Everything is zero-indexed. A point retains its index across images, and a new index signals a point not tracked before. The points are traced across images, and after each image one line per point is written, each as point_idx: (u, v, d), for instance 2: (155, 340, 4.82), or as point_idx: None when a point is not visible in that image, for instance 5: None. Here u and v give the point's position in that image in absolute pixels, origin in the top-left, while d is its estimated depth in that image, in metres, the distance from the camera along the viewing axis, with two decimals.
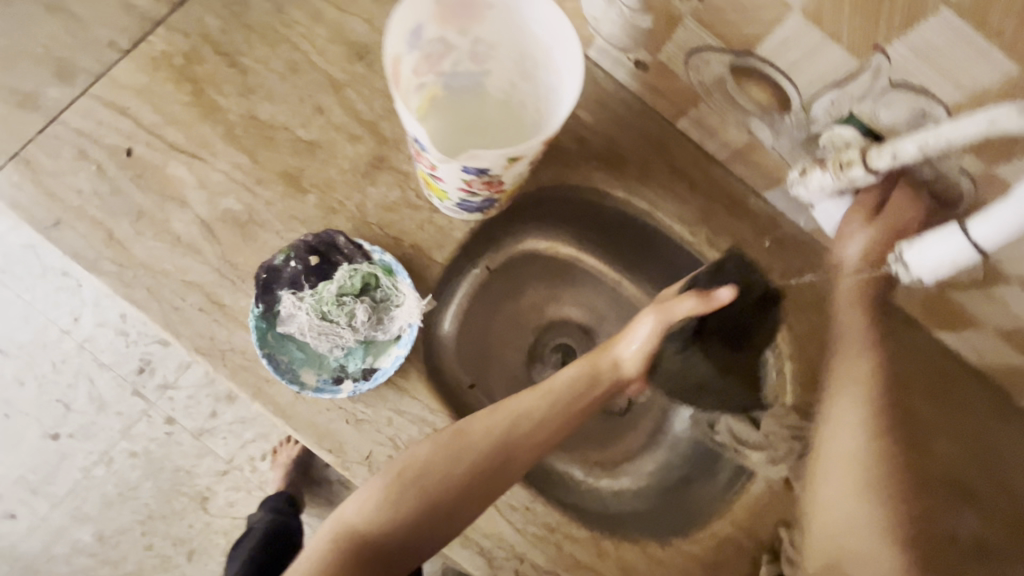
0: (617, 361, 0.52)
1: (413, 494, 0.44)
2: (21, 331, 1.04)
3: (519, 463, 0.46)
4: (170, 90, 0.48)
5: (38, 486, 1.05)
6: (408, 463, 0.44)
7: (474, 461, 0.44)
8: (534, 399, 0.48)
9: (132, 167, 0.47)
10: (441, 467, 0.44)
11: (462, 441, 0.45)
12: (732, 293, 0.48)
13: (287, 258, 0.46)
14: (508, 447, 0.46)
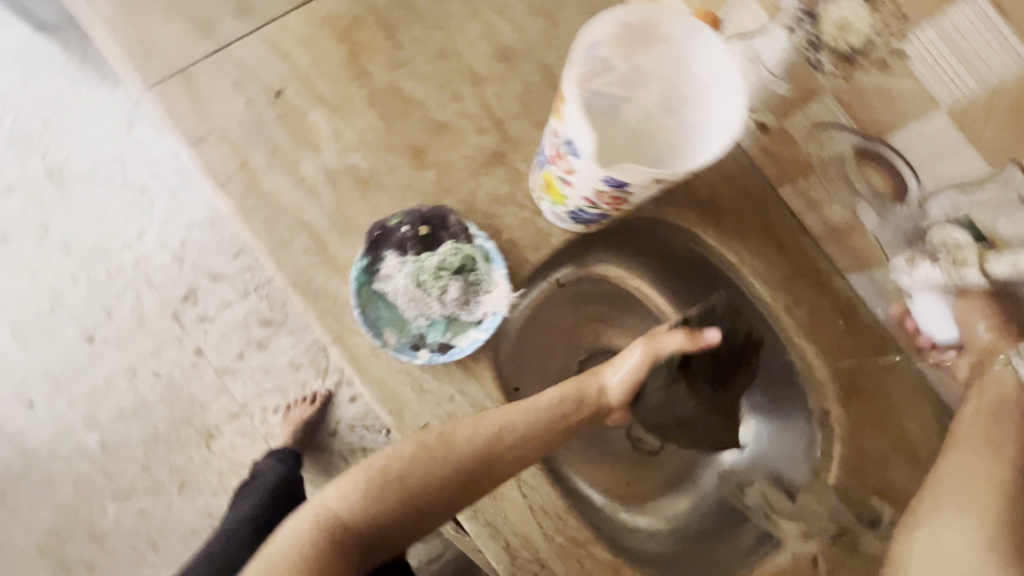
0: (603, 387, 0.52)
1: (391, 490, 0.45)
2: (89, 234, 1.13)
3: (497, 473, 0.46)
4: (328, 46, 0.52)
5: (62, 382, 1.08)
6: (389, 463, 0.45)
7: (454, 467, 0.45)
8: (519, 414, 0.47)
9: (278, 106, 0.50)
10: (420, 469, 0.45)
11: (443, 447, 0.45)
12: (719, 335, 0.52)
13: (400, 223, 0.49)
14: (490, 456, 0.46)
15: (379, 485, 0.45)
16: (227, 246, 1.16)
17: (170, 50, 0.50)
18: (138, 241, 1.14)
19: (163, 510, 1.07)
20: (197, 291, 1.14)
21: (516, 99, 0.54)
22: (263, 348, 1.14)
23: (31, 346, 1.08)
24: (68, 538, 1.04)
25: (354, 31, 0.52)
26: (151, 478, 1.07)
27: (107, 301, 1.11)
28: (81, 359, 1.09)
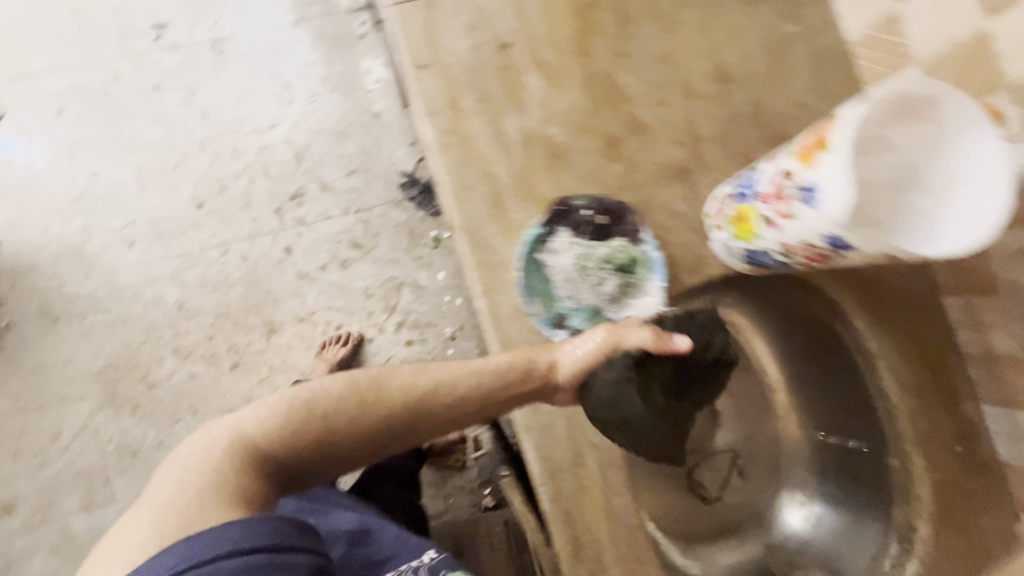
0: (553, 364, 0.47)
1: (312, 423, 0.50)
2: (229, 110, 1.18)
3: (431, 413, 0.53)
4: (563, 16, 0.52)
5: (162, 235, 1.14)
6: (323, 393, 0.51)
7: (385, 407, 0.52)
8: (461, 377, 0.54)
9: (500, 58, 0.51)
10: (354, 404, 0.51)
11: (380, 387, 0.53)
12: (688, 344, 0.49)
13: (585, 206, 0.51)
14: (422, 406, 0.53)
15: (311, 412, 0.50)
16: (344, 162, 1.20)
17: None
18: (269, 130, 1.19)
19: (212, 380, 1.12)
20: (304, 194, 1.18)
21: (719, 124, 0.54)
22: (344, 267, 1.18)
23: (146, 193, 1.14)
24: (123, 375, 1.11)
25: (591, 9, 0.53)
26: (211, 348, 1.13)
27: (224, 175, 1.16)
28: (185, 219, 1.15)
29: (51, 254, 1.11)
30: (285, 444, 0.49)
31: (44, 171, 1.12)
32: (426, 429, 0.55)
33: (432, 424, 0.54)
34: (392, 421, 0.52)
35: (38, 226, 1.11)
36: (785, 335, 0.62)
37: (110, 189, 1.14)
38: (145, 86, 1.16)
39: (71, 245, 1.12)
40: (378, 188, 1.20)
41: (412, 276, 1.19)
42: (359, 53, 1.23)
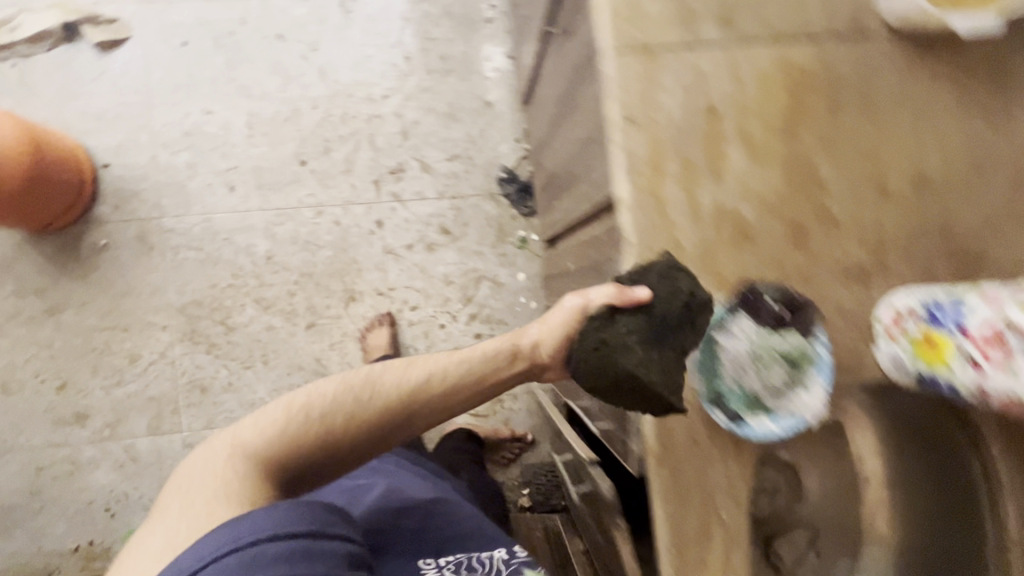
0: (536, 343, 0.56)
1: (312, 425, 0.52)
2: (346, 72, 1.17)
3: (425, 401, 0.54)
4: (779, 94, 0.52)
5: (262, 185, 1.15)
6: (318, 396, 0.53)
7: (380, 401, 0.54)
8: (449, 361, 0.56)
9: (710, 127, 0.51)
10: (347, 403, 0.53)
11: (370, 387, 0.54)
12: (650, 292, 0.48)
13: (773, 298, 0.49)
14: (413, 401, 0.54)
15: (302, 417, 0.52)
16: (448, 146, 1.20)
17: (649, 23, 0.50)
18: (381, 100, 1.18)
19: (287, 336, 1.15)
20: (405, 171, 1.19)
21: (906, 231, 0.53)
22: (431, 250, 1.19)
23: (253, 140, 1.15)
24: (204, 314, 1.14)
25: (806, 91, 0.52)
26: (290, 304, 1.16)
27: (331, 137, 1.17)
28: (286, 174, 1.16)
29: (155, 183, 1.13)
30: (287, 450, 0.51)
31: (160, 100, 1.13)
32: (410, 426, 0.55)
33: (420, 417, 0.55)
34: (384, 416, 0.54)
35: (147, 153, 1.13)
36: (904, 461, 0.51)
37: (221, 130, 1.14)
38: (269, 32, 1.16)
39: (176, 179, 1.13)
40: (476, 178, 1.20)
41: (493, 272, 1.20)
42: (483, 38, 1.20)
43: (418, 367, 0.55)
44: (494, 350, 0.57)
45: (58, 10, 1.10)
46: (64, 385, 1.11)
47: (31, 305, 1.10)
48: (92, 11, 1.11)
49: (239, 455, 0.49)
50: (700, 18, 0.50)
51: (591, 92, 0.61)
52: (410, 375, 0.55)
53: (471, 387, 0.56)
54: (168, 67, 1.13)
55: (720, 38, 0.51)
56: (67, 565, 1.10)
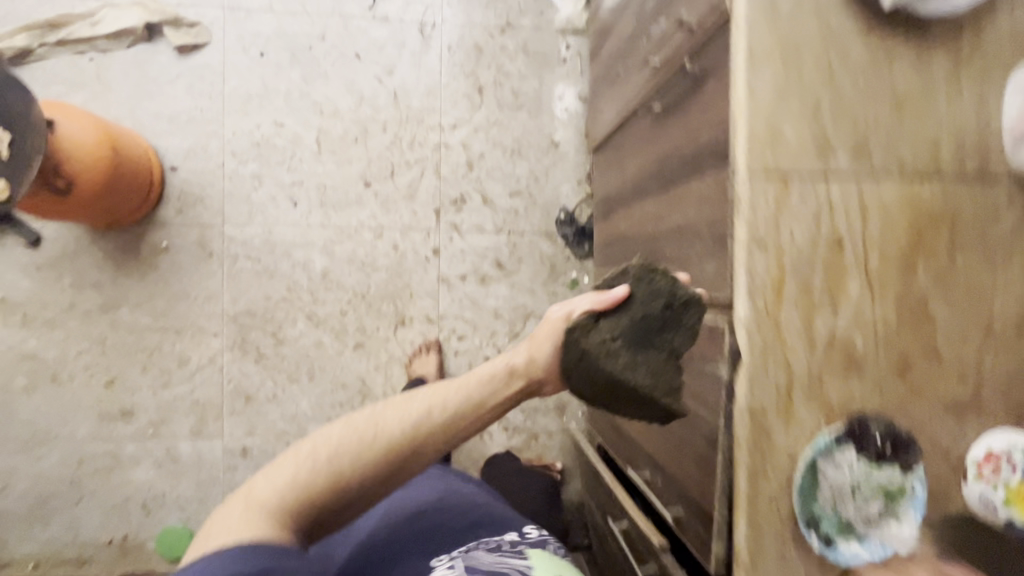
0: (530, 358, 0.61)
1: (321, 473, 0.53)
2: (418, 98, 1.18)
3: (431, 435, 0.57)
4: (901, 229, 0.53)
5: (324, 202, 1.16)
6: (325, 442, 0.55)
7: (386, 441, 0.56)
8: (448, 394, 0.59)
9: (832, 256, 0.52)
10: (353, 446, 0.55)
11: (374, 428, 0.56)
12: (624, 291, 0.61)
13: (878, 434, 0.52)
14: (418, 435, 0.56)
15: (309, 464, 0.54)
16: (511, 182, 1.21)
17: (788, 151, 0.51)
18: (450, 129, 1.19)
19: (334, 353, 1.17)
20: (466, 202, 1.19)
21: (1007, 373, 0.54)
22: (483, 283, 1.20)
23: (320, 157, 1.16)
24: (256, 325, 1.15)
25: (927, 229, 0.53)
26: (341, 322, 1.17)
27: (397, 161, 1.17)
28: (350, 194, 1.16)
29: (220, 190, 1.14)
30: (297, 501, 0.52)
31: (233, 108, 1.13)
32: (418, 458, 0.57)
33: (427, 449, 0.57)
34: (393, 454, 0.55)
35: (215, 160, 1.13)
36: None
37: (289, 144, 1.15)
38: (347, 51, 1.16)
39: (241, 188, 1.14)
40: (535, 216, 1.21)
41: (542, 310, 1.22)
42: (557, 77, 1.21)
43: (418, 402, 0.58)
44: (488, 377, 0.60)
45: (142, 9, 1.09)
46: (112, 380, 1.12)
47: (88, 299, 1.11)
48: (175, 13, 1.11)
49: (248, 510, 0.51)
50: (834, 151, 0.52)
51: (702, 189, 0.62)
52: (412, 409, 0.57)
53: (472, 416, 0.59)
54: (244, 76, 1.14)
55: (852, 172, 0.52)
56: (101, 556, 1.12)
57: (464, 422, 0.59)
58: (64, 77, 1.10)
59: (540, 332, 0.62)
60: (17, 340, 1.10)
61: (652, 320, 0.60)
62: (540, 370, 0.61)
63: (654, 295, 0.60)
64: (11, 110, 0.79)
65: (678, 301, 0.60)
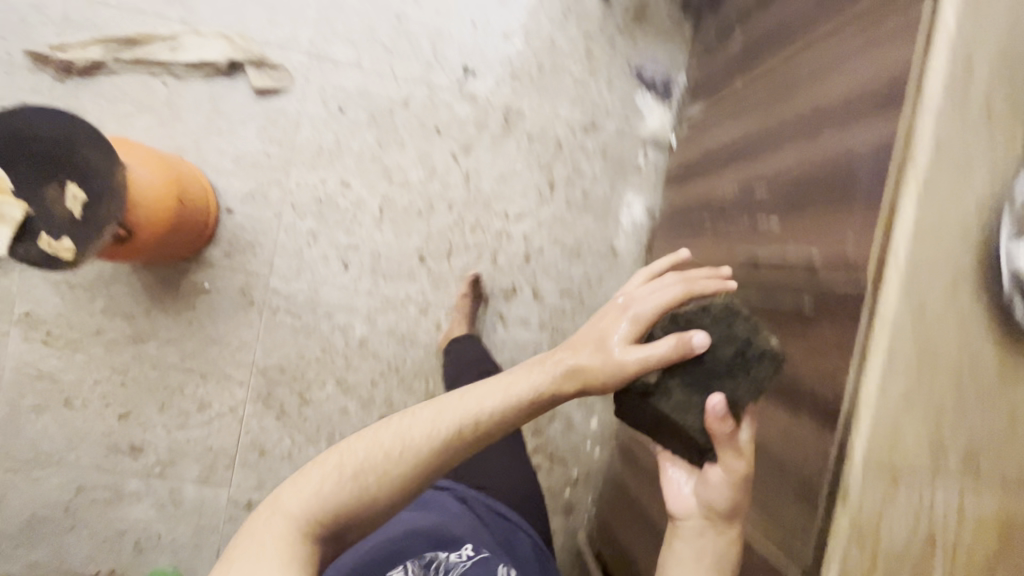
0: (589, 382, 0.57)
1: (355, 482, 0.53)
2: (490, 183, 1.15)
3: (466, 442, 0.55)
4: (991, 542, 0.54)
5: (375, 270, 1.13)
6: (354, 460, 0.54)
7: (419, 448, 0.54)
8: (486, 404, 0.55)
9: (921, 559, 0.53)
10: (383, 456, 0.54)
11: (405, 437, 0.54)
12: (703, 342, 0.55)
13: None
14: (453, 443, 0.55)
15: (340, 475, 0.53)
16: (564, 281, 1.19)
17: (902, 455, 0.52)
18: (515, 219, 1.17)
19: (358, 422, 1.15)
20: (516, 293, 1.18)
21: None
22: None
23: (380, 225, 1.13)
24: (283, 381, 1.12)
25: (1016, 543, 0.54)
26: (369, 392, 1.15)
27: (455, 242, 1.15)
28: (404, 267, 1.14)
29: (272, 240, 1.10)
30: (329, 511, 0.52)
31: (301, 160, 1.10)
32: (441, 467, 0.55)
33: (449, 460, 0.55)
34: (425, 462, 0.54)
35: (271, 209, 1.10)
36: None
37: (351, 206, 1.12)
38: (427, 123, 1.13)
39: (294, 242, 1.11)
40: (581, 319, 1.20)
41: (569, 411, 1.22)
42: (630, 186, 1.19)
43: (447, 416, 0.55)
44: (515, 388, 0.57)
45: (227, 42, 1.05)
46: (127, 413, 1.09)
47: (117, 327, 1.08)
48: (260, 53, 1.06)
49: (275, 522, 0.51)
50: (946, 459, 0.52)
51: (793, 427, 0.63)
52: (438, 423, 0.55)
53: (498, 427, 0.56)
54: (318, 129, 1.10)
55: (957, 481, 0.53)
56: None
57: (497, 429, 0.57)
58: (133, 97, 1.05)
59: (598, 355, 0.57)
60: (36, 358, 1.06)
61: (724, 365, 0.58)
62: (593, 389, 0.57)
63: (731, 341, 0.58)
64: (82, 160, 0.76)
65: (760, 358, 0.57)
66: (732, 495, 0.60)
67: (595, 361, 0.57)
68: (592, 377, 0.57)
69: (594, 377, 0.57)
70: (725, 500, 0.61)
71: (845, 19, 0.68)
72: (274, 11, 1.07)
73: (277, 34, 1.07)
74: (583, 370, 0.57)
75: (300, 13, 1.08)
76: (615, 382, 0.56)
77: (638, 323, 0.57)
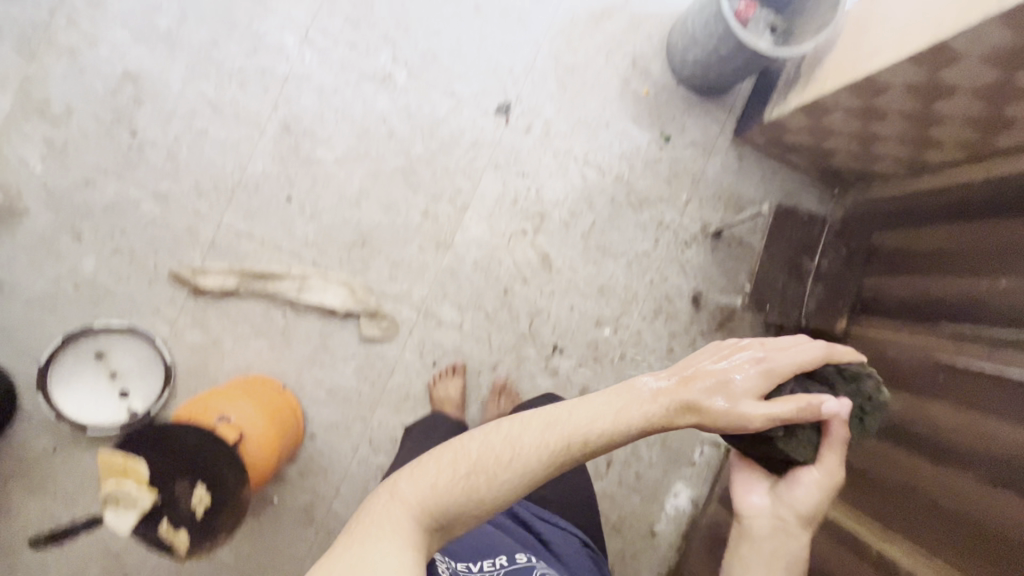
0: (716, 415, 0.62)
1: (468, 478, 0.59)
2: None
3: (580, 456, 0.60)
4: None
5: None
6: (466, 458, 0.60)
7: (530, 455, 0.60)
8: (599, 421, 0.61)
9: None
10: (496, 461, 0.60)
11: (516, 443, 0.60)
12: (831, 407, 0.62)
13: None
14: (563, 454, 0.60)
15: (455, 469, 0.60)
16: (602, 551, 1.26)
17: None
18: None
19: None
20: None
21: None
22: None
23: None
24: None
25: None
26: None
27: None
28: None
29: (344, 470, 1.18)
30: (442, 502, 0.58)
31: (388, 403, 1.18)
32: (545, 475, 0.60)
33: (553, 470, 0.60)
34: (534, 467, 0.59)
35: (350, 441, 1.17)
36: None
37: None
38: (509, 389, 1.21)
39: (364, 474, 1.18)
40: None
41: None
42: (681, 477, 1.26)
43: (556, 429, 0.61)
44: (621, 413, 0.62)
45: (348, 292, 1.15)
46: None
47: None
48: (376, 305, 1.16)
49: (393, 504, 0.58)
50: None
51: None
52: (547, 436, 0.60)
53: (601, 446, 0.61)
54: (409, 378, 1.18)
55: None
56: None
57: (607, 449, 0.62)
58: (253, 322, 1.14)
59: (719, 393, 0.63)
60: (108, 538, 1.14)
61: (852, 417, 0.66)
62: (713, 420, 0.62)
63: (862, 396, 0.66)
64: (222, 480, 0.85)
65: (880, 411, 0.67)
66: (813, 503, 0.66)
67: (716, 396, 0.63)
68: (709, 410, 0.62)
69: (710, 415, 0.62)
70: (806, 504, 0.66)
71: (895, 543, 0.80)
72: (397, 268, 1.17)
73: (394, 287, 1.17)
74: (701, 406, 0.63)
75: (418, 273, 1.17)
76: (731, 425, 0.62)
77: (764, 372, 0.64)
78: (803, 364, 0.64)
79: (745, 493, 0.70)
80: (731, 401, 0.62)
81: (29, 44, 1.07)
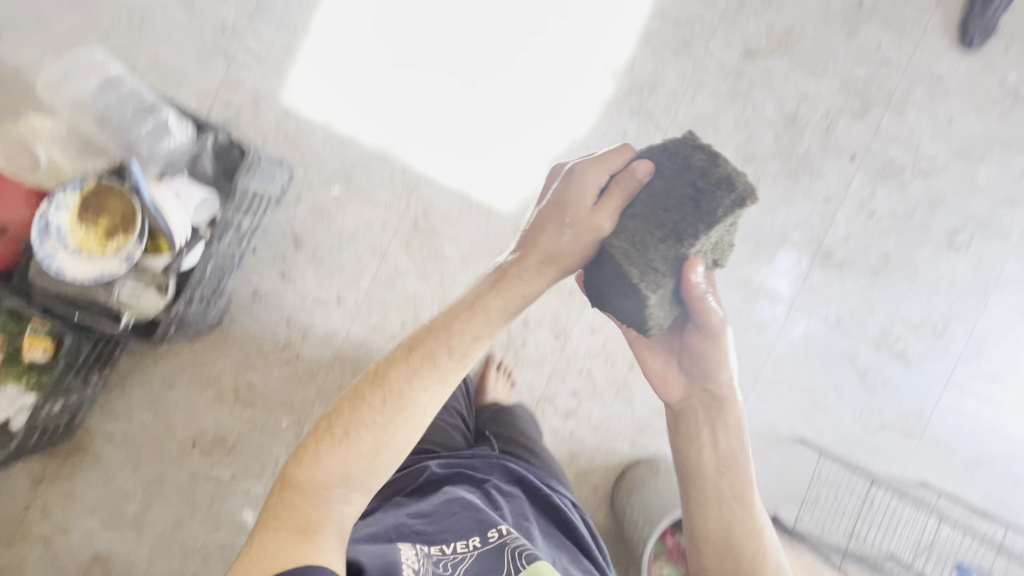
0: (570, 254, 0.70)
1: (348, 434, 0.64)
2: None
3: (451, 339, 0.66)
4: None
5: None
6: (336, 423, 0.65)
7: (397, 386, 0.65)
8: (465, 322, 0.66)
9: None
10: (368, 413, 0.64)
11: (387, 377, 0.65)
12: (644, 169, 0.70)
13: None
14: (429, 366, 0.65)
15: (331, 436, 0.64)
16: None
17: None
18: None
19: None
20: None
21: None
22: None
23: None
24: None
25: None
26: None
27: None
28: None
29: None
30: (330, 478, 0.63)
31: None
32: (429, 392, 0.65)
33: (440, 381, 0.66)
34: (406, 394, 0.65)
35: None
36: None
37: None
38: None
39: None
40: None
41: None
42: None
43: (420, 345, 0.66)
44: (474, 306, 0.67)
45: None
46: None
47: None
48: None
49: (286, 492, 0.63)
50: None
51: None
52: (413, 364, 0.65)
53: (470, 333, 0.66)
54: None
55: None
56: None
57: (474, 337, 0.66)
58: None
59: (567, 235, 0.69)
60: None
61: (682, 199, 0.70)
62: (569, 249, 0.69)
63: (687, 169, 0.69)
64: None
65: (738, 185, 0.67)
66: (714, 356, 0.74)
67: (555, 245, 0.68)
68: (564, 254, 0.69)
69: (564, 261, 0.70)
70: (710, 359, 0.74)
71: None
72: None
73: None
74: (547, 263, 0.68)
75: None
76: (590, 242, 0.69)
77: (598, 202, 0.70)
78: (621, 171, 0.71)
79: (665, 374, 0.77)
80: (574, 238, 0.69)
81: (6, 536, 1.14)
